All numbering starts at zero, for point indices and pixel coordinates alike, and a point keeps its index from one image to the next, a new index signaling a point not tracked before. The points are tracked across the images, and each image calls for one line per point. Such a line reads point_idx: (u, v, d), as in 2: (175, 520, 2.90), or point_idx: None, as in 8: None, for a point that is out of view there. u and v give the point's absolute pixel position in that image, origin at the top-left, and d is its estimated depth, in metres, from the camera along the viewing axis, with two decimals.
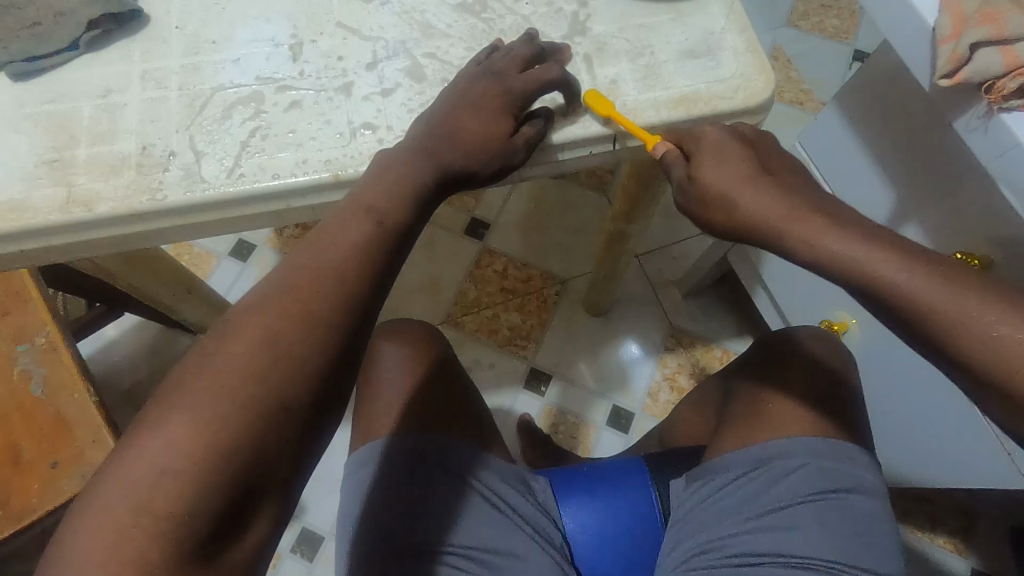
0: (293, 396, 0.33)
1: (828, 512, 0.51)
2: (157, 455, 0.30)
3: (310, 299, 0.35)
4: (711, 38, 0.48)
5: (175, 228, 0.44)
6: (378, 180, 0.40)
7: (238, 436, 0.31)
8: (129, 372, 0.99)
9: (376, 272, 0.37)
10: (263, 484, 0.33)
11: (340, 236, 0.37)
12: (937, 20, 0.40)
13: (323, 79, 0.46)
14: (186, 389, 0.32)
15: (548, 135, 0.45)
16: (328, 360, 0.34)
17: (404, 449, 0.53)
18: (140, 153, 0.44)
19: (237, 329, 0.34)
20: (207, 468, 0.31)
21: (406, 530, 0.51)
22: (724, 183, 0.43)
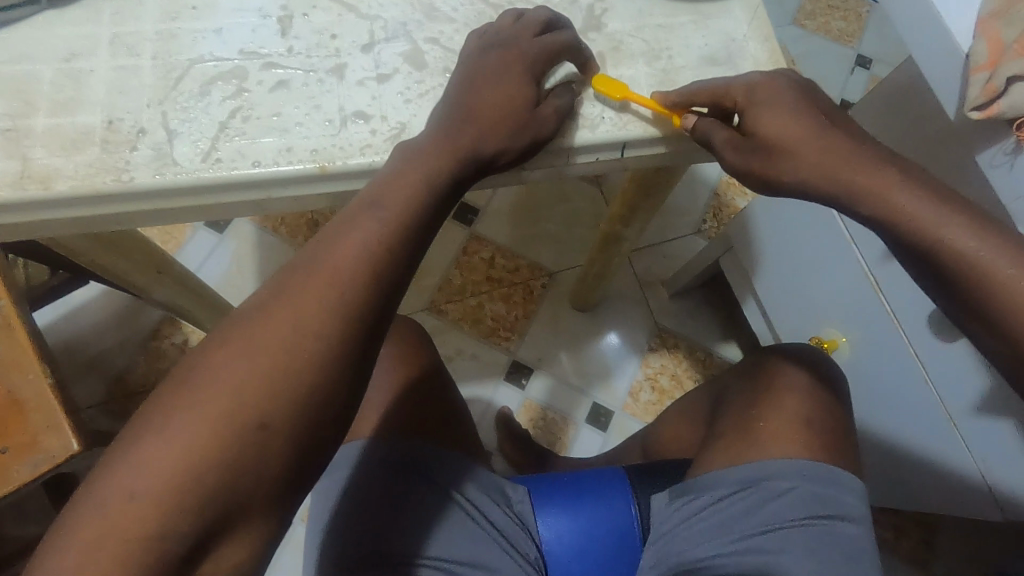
0: (279, 414, 0.29)
1: (816, 538, 0.49)
2: (125, 478, 0.27)
3: (308, 307, 0.31)
4: (731, 44, 0.46)
5: (142, 212, 0.40)
6: (390, 177, 0.36)
7: (217, 459, 0.27)
8: (92, 344, 0.94)
9: (382, 275, 0.33)
10: (245, 511, 0.28)
11: (343, 237, 0.33)
12: (973, 47, 0.38)
13: (313, 58, 0.43)
14: (163, 403, 0.28)
15: (563, 137, 0.42)
16: (326, 371, 0.30)
17: (382, 454, 0.51)
18: (106, 128, 0.40)
19: (229, 336, 0.30)
20: (179, 496, 0.27)
21: (379, 537, 0.49)
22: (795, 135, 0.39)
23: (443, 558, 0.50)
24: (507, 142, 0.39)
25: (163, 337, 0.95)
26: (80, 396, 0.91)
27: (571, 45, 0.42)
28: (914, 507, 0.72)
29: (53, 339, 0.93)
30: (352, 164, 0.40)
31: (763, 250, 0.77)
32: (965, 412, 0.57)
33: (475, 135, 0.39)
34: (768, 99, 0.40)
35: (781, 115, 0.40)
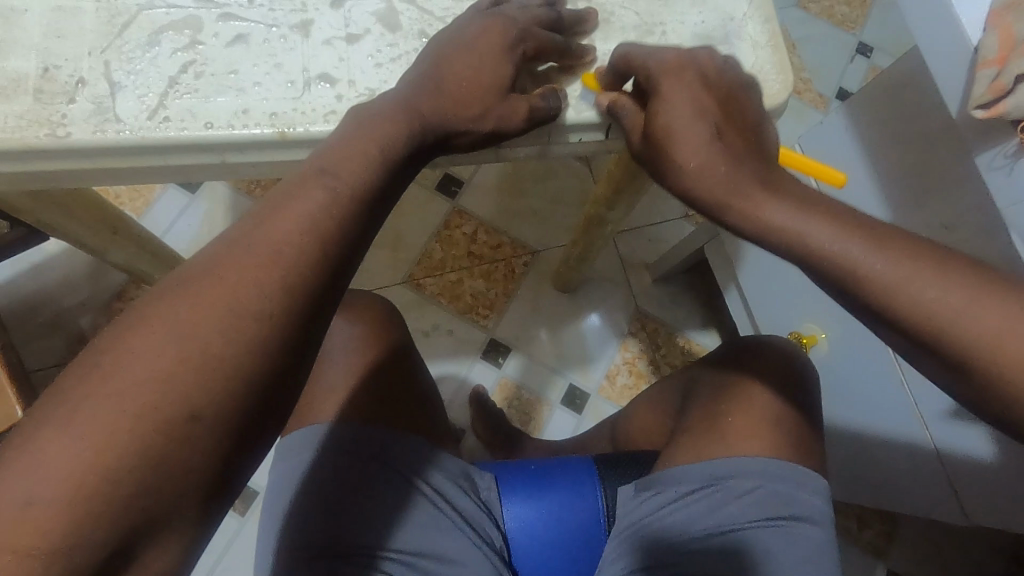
0: (217, 405, 0.27)
1: (775, 540, 0.48)
2: (25, 479, 0.23)
3: (243, 288, 0.28)
4: (730, 23, 0.43)
5: (80, 171, 0.37)
6: (345, 144, 0.33)
7: (138, 456, 0.25)
8: (50, 303, 0.90)
9: (331, 257, 0.30)
10: (175, 509, 0.26)
11: (284, 212, 0.30)
12: (983, 40, 0.36)
13: (277, 11, 0.39)
14: (73, 392, 0.25)
15: (558, 116, 0.40)
16: (267, 357, 0.28)
17: (345, 438, 0.50)
18: (40, 76, 0.36)
19: (156, 316, 0.27)
20: (93, 498, 0.24)
21: (335, 527, 0.47)
22: (678, 121, 0.36)
23: (394, 549, 0.48)
24: (472, 122, 0.37)
25: (127, 298, 0.91)
26: (37, 355, 0.88)
27: (560, 40, 0.40)
28: (879, 505, 0.73)
29: (11, 296, 0.89)
30: (314, 131, 0.37)
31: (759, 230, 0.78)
32: (937, 414, 0.57)
33: (442, 106, 0.37)
34: (665, 83, 0.37)
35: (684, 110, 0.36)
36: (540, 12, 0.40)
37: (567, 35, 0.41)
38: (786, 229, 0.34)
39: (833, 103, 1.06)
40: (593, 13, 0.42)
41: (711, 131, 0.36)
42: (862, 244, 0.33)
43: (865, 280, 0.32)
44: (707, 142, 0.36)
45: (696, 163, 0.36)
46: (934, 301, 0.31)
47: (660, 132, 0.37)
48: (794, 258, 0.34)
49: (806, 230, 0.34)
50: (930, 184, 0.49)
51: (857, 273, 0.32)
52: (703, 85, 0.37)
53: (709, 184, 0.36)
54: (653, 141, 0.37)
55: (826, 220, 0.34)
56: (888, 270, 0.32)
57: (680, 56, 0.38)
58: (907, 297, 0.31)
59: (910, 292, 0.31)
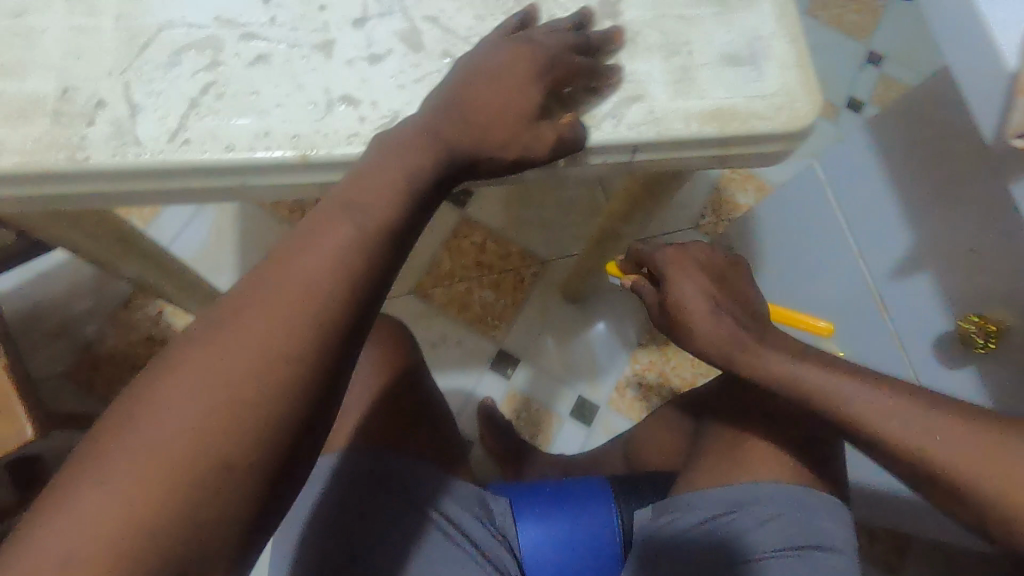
0: (247, 454, 0.26)
1: (799, 568, 0.47)
2: (56, 536, 0.23)
3: (271, 327, 0.27)
4: (757, 43, 0.42)
5: (101, 196, 0.36)
6: (370, 174, 0.32)
7: (167, 507, 0.24)
8: (58, 312, 0.89)
9: (359, 292, 0.30)
10: (206, 562, 0.25)
11: (311, 248, 0.29)
12: (1023, 67, 0.35)
13: (299, 31, 0.38)
14: (102, 443, 0.25)
15: (584, 141, 0.39)
16: (296, 401, 0.27)
17: (361, 466, 0.49)
18: (59, 98, 0.35)
19: (183, 362, 0.26)
20: (125, 558, 0.23)
21: (348, 553, 0.46)
22: (686, 301, 0.44)
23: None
24: (496, 147, 0.37)
25: (135, 308, 0.90)
26: (44, 366, 0.87)
27: (587, 64, 0.39)
28: (897, 524, 0.72)
29: (17, 306, 0.88)
30: (338, 154, 0.36)
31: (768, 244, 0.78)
32: None
33: (465, 130, 0.36)
34: (671, 272, 0.46)
35: (694, 293, 0.44)
36: (568, 36, 0.39)
37: (596, 56, 0.40)
38: (788, 378, 0.41)
39: (843, 113, 1.05)
40: (618, 32, 0.41)
41: (711, 306, 0.44)
42: (851, 390, 0.39)
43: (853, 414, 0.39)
44: (712, 314, 0.44)
45: (703, 334, 0.44)
46: (909, 440, 0.37)
47: (675, 308, 0.45)
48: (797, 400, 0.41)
49: (805, 383, 0.41)
50: (956, 206, 0.49)
51: (843, 411, 0.39)
52: (700, 270, 0.45)
53: (725, 353, 0.43)
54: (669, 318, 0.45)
55: (818, 367, 0.41)
56: (876, 405, 0.39)
57: (678, 249, 0.47)
58: (884, 427, 0.38)
59: (888, 429, 0.38)
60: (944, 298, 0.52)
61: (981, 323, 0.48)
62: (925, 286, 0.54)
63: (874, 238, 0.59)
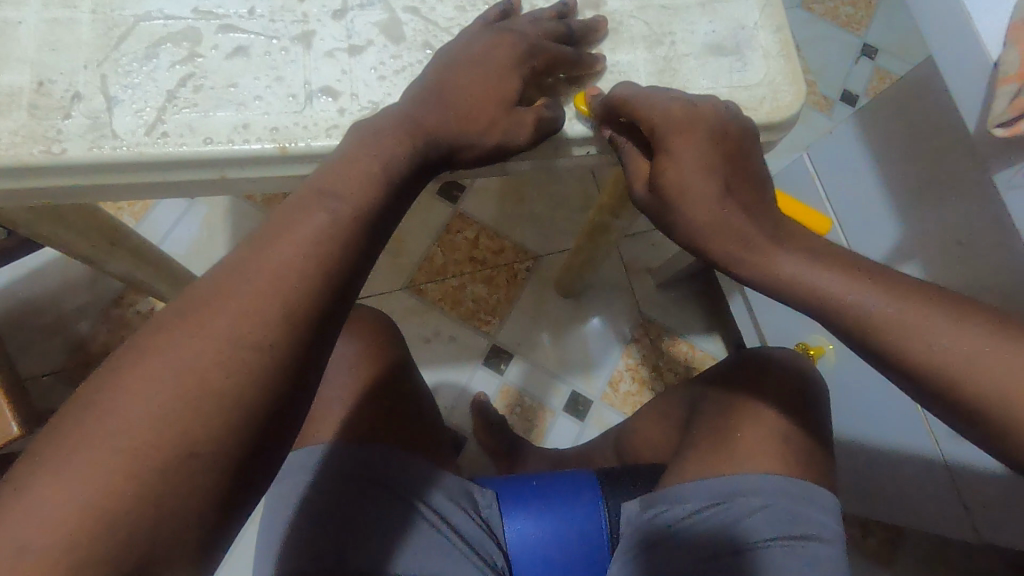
0: (214, 440, 0.26)
1: (787, 559, 0.47)
2: (13, 524, 0.22)
3: (241, 316, 0.27)
4: (741, 33, 0.42)
5: (78, 189, 0.36)
6: (345, 163, 0.32)
7: (132, 492, 0.24)
8: (49, 309, 0.89)
9: (332, 282, 0.29)
10: (172, 550, 0.25)
11: (284, 237, 0.29)
12: (1005, 54, 0.35)
13: (278, 23, 0.38)
14: (66, 430, 0.24)
15: (561, 129, 0.38)
16: (267, 388, 0.27)
17: (346, 458, 0.49)
18: (35, 90, 0.35)
19: (149, 349, 0.26)
20: (85, 544, 0.23)
21: (336, 548, 0.46)
22: (688, 185, 0.38)
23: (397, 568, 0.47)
24: (477, 137, 0.36)
25: (126, 305, 0.90)
26: (35, 362, 0.87)
27: (571, 52, 0.39)
28: (888, 518, 0.72)
29: (8, 303, 0.88)
30: (317, 146, 0.36)
31: None
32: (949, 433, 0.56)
33: (445, 121, 0.36)
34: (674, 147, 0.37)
35: (708, 187, 0.38)
36: (551, 26, 0.39)
37: (579, 47, 0.40)
38: (793, 277, 0.36)
39: (837, 106, 1.05)
40: (601, 21, 0.41)
41: (720, 188, 0.38)
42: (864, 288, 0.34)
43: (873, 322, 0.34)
44: (715, 202, 0.38)
45: (706, 221, 0.38)
46: (944, 356, 0.32)
47: (671, 190, 0.39)
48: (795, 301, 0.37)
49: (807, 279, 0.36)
50: (944, 197, 0.49)
51: (860, 317, 0.34)
52: (711, 141, 0.37)
53: (719, 241, 0.39)
54: (660, 197, 0.39)
55: (835, 270, 0.36)
56: (898, 321, 0.33)
57: (689, 108, 0.37)
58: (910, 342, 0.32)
59: (914, 341, 0.32)
60: None
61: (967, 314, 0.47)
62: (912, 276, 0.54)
63: (858, 227, 0.58)
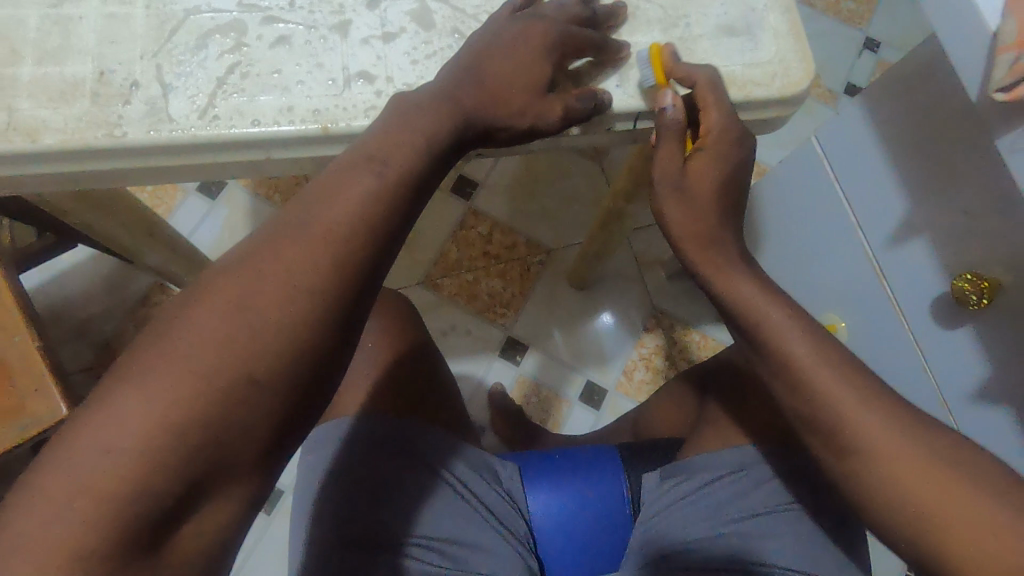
0: (270, 372, 0.28)
1: (798, 523, 0.50)
2: (105, 431, 0.26)
3: (296, 263, 0.30)
4: (751, 15, 0.44)
5: (132, 171, 0.38)
6: (387, 130, 0.35)
7: (200, 410, 0.27)
8: (83, 308, 0.92)
9: (377, 238, 0.32)
10: (232, 466, 0.28)
11: (333, 193, 0.32)
12: (1003, 25, 0.37)
13: (317, 13, 0.41)
14: (144, 356, 0.28)
15: (609, 104, 0.41)
16: (319, 329, 0.30)
17: (373, 423, 0.51)
18: (96, 80, 0.38)
19: (217, 288, 0.29)
20: (163, 451, 0.26)
21: (362, 507, 0.49)
22: (704, 182, 0.41)
23: (423, 536, 0.49)
24: (505, 115, 0.39)
25: (152, 304, 0.93)
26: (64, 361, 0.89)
27: (596, 37, 0.41)
28: None
29: (42, 303, 0.91)
30: (356, 126, 0.39)
31: (770, 229, 0.80)
32: (962, 404, 0.58)
33: (476, 99, 0.38)
34: (718, 152, 0.40)
35: (708, 168, 0.41)
36: (574, 10, 0.42)
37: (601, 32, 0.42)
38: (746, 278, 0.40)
39: (842, 98, 1.07)
40: (621, 9, 0.43)
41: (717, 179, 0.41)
42: (789, 319, 0.40)
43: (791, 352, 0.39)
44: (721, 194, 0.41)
45: (705, 214, 0.41)
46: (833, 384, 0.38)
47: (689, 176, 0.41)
48: (743, 306, 0.41)
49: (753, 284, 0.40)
50: (953, 178, 0.51)
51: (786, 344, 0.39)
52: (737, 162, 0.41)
53: (702, 225, 0.41)
54: (676, 178, 0.41)
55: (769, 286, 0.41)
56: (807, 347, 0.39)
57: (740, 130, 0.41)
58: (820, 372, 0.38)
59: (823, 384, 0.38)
60: (940, 259, 0.55)
61: (975, 278, 0.50)
62: (919, 248, 0.56)
63: (869, 203, 0.61)
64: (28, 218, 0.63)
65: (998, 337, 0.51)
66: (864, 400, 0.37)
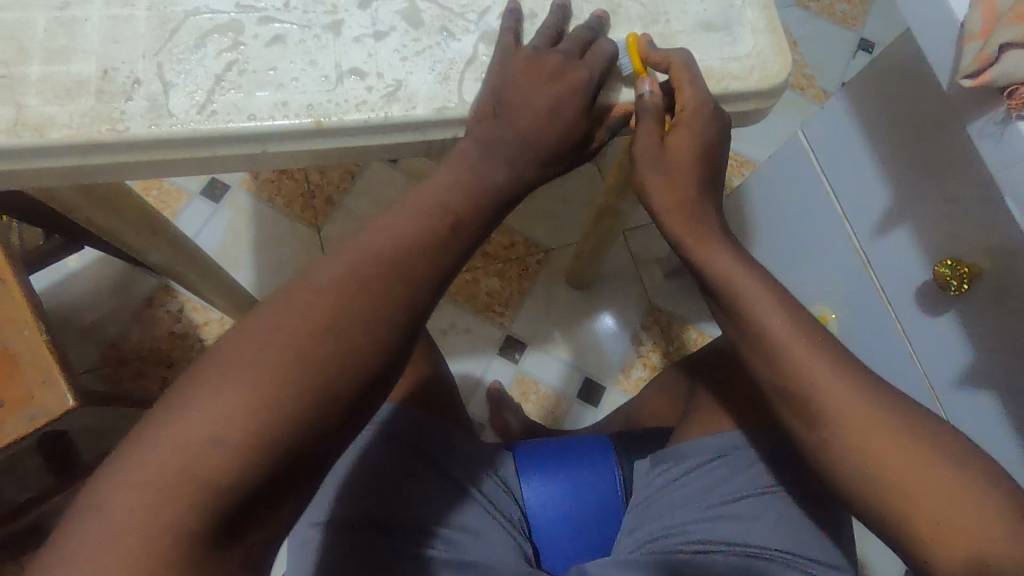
0: (346, 392, 0.34)
1: (785, 507, 0.51)
2: (201, 431, 0.31)
3: (370, 299, 0.35)
4: (729, 11, 0.46)
5: (134, 164, 0.40)
6: (442, 176, 0.40)
7: (287, 421, 0.32)
8: (90, 310, 0.94)
9: (435, 277, 0.37)
10: (303, 467, 0.33)
11: (397, 236, 0.37)
12: (969, 15, 0.39)
13: (310, 13, 0.42)
14: (235, 369, 0.32)
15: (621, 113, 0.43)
16: (385, 355, 0.35)
17: (404, 426, 0.53)
18: (100, 78, 0.40)
19: (303, 313, 0.34)
20: (254, 455, 0.31)
21: (388, 502, 0.50)
22: (677, 158, 0.42)
23: (439, 526, 0.50)
24: (490, 108, 0.40)
25: (157, 305, 0.95)
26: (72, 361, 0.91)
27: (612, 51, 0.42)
28: None
29: (49, 304, 0.93)
30: (348, 121, 0.40)
31: (761, 226, 0.81)
32: (948, 385, 0.58)
33: None
34: (694, 128, 0.42)
35: (684, 142, 0.42)
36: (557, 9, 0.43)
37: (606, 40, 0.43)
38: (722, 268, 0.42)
39: None
40: (604, 15, 0.44)
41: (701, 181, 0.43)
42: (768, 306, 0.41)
43: (768, 332, 0.41)
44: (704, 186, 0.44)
45: (676, 190, 0.43)
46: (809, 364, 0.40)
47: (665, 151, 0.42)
48: (723, 289, 0.42)
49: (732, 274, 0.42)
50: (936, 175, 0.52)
51: (762, 327, 0.41)
52: (709, 141, 0.42)
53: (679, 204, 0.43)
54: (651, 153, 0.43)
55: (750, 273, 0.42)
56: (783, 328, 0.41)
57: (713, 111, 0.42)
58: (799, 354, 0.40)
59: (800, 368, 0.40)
60: (922, 247, 0.56)
61: (955, 265, 0.51)
62: (902, 239, 0.57)
63: (855, 198, 0.62)
64: (34, 218, 0.65)
65: (979, 322, 0.52)
66: (834, 379, 0.39)
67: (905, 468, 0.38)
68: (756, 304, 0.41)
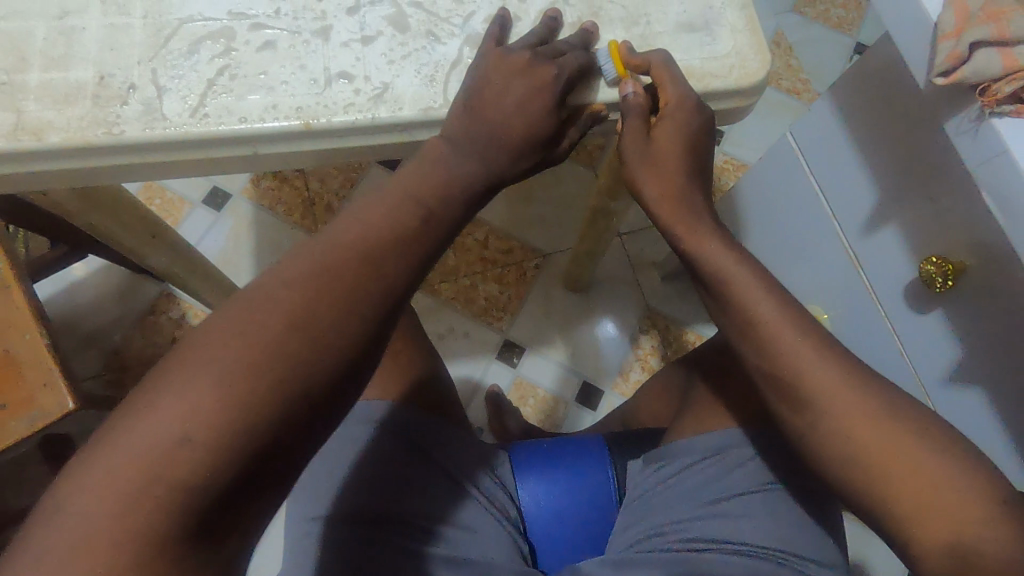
0: (314, 386, 0.33)
1: (777, 504, 0.51)
2: (165, 429, 0.30)
3: (338, 290, 0.34)
4: (709, 12, 0.47)
5: (129, 168, 0.42)
6: (419, 170, 0.40)
7: (254, 417, 0.31)
8: (94, 317, 0.95)
9: (409, 268, 0.36)
10: (274, 465, 0.32)
11: (370, 228, 0.36)
12: (941, 15, 0.39)
13: (300, 20, 0.44)
14: (202, 365, 0.32)
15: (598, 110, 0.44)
16: (356, 346, 0.34)
17: (394, 427, 0.53)
18: (97, 84, 0.41)
19: (270, 306, 0.33)
20: (223, 453, 0.30)
21: (385, 500, 0.50)
22: (663, 154, 0.44)
23: (435, 524, 0.50)
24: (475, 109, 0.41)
25: (160, 312, 0.96)
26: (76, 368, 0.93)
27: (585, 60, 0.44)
28: None
29: (54, 312, 0.94)
30: (336, 122, 0.42)
31: (757, 231, 0.81)
32: (939, 382, 0.58)
33: None
34: (677, 123, 0.43)
35: (672, 134, 0.43)
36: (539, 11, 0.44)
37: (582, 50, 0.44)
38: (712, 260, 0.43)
39: None
40: (591, 25, 0.46)
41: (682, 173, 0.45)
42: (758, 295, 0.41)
43: (758, 321, 0.41)
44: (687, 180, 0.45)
45: (665, 187, 0.45)
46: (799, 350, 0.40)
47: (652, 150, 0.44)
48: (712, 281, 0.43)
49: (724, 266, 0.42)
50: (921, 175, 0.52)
51: (754, 316, 0.41)
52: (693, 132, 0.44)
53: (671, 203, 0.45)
54: (639, 154, 0.45)
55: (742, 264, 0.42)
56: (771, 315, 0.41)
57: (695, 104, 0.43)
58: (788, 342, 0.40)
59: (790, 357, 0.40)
60: (910, 244, 0.56)
61: (940, 262, 0.51)
62: (890, 237, 0.58)
63: (843, 197, 0.62)
64: (37, 225, 0.67)
65: (966, 319, 0.52)
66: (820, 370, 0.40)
67: (886, 461, 0.38)
68: (739, 298, 0.42)
